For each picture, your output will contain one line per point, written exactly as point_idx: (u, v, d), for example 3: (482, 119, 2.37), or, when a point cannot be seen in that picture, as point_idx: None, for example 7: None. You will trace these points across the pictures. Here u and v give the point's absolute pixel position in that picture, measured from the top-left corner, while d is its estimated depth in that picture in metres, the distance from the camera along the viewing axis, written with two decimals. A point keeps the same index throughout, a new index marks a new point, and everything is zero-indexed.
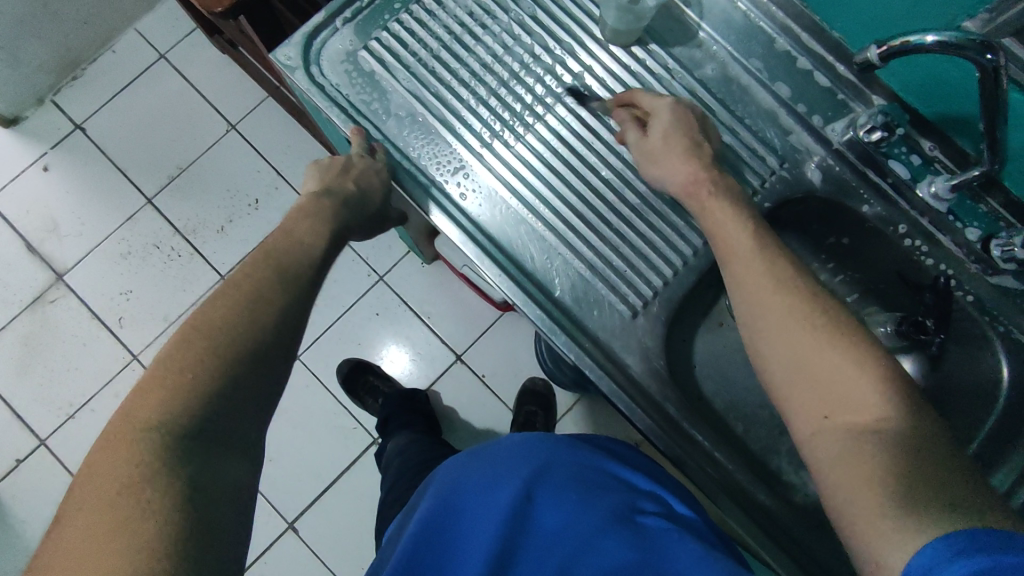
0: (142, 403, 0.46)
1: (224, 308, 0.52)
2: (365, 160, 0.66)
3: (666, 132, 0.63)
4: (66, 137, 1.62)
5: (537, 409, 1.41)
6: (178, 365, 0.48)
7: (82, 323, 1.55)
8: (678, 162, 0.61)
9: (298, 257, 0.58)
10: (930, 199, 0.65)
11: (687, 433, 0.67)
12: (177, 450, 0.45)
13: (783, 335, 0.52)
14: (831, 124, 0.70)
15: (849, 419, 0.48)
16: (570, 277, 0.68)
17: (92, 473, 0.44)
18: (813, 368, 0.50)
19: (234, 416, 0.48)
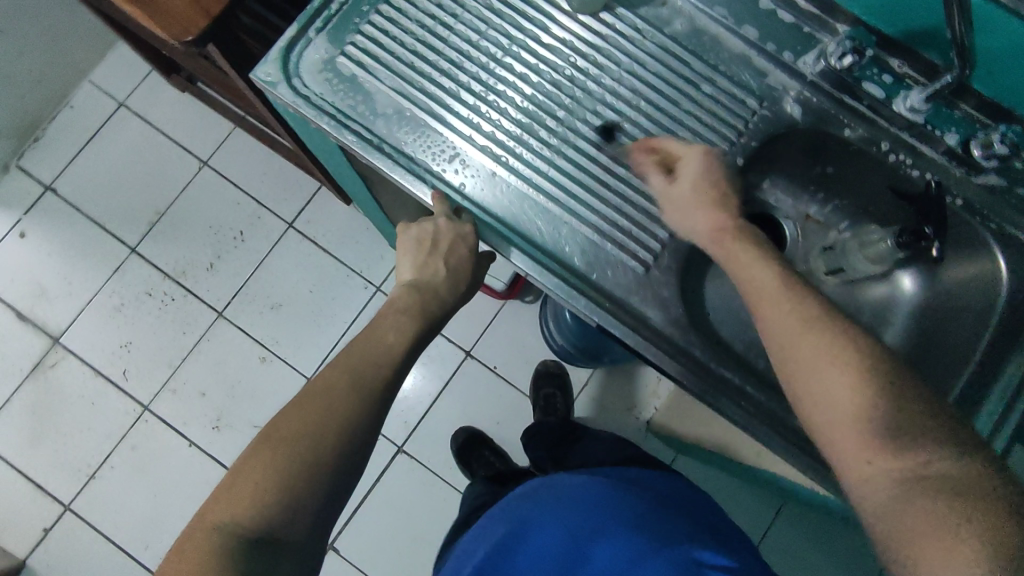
0: (222, 501, 0.54)
1: (303, 417, 0.57)
2: (451, 228, 0.69)
3: (695, 184, 0.66)
4: (37, 200, 1.60)
5: (556, 391, 1.44)
6: (253, 473, 0.55)
7: (86, 382, 1.53)
8: (705, 213, 0.65)
9: (368, 352, 0.63)
10: (908, 114, 0.69)
11: (716, 373, 0.69)
12: (239, 548, 0.51)
13: (818, 385, 0.54)
14: (802, 57, 0.72)
15: (889, 460, 0.51)
16: (580, 244, 0.70)
17: (173, 560, 0.52)
18: (851, 410, 0.52)
19: (290, 524, 0.54)
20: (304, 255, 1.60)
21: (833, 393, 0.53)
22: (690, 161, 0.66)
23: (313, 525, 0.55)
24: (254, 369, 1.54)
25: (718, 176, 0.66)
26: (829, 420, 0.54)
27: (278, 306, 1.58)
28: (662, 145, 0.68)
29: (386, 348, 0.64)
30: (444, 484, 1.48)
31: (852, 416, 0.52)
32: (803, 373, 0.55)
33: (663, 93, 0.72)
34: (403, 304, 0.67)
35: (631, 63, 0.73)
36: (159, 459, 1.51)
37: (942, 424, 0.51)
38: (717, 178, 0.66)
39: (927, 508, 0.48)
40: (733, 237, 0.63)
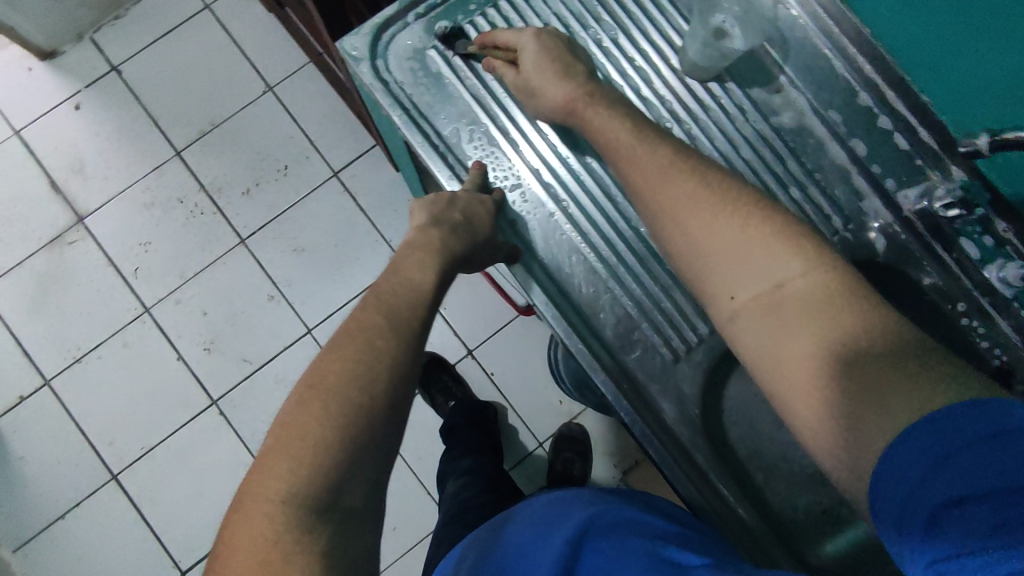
0: (263, 470, 0.45)
1: (348, 360, 0.51)
2: (472, 194, 0.65)
3: (536, 63, 0.62)
4: (100, 77, 1.59)
5: (575, 455, 1.44)
6: (304, 431, 0.46)
7: (97, 268, 1.54)
8: (554, 88, 0.61)
9: (402, 290, 0.57)
10: (997, 283, 0.64)
11: (714, 486, 0.66)
12: (317, 514, 0.44)
13: (703, 246, 0.51)
14: (904, 189, 0.67)
15: (769, 306, 0.47)
16: (616, 312, 0.66)
17: (224, 550, 0.43)
18: (728, 262, 0.50)
19: (360, 476, 0.47)
20: (340, 208, 1.58)
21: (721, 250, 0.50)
22: (524, 45, 0.63)
23: (372, 485, 0.48)
24: (260, 304, 1.54)
25: (558, 50, 0.62)
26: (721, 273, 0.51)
27: (300, 251, 1.56)
28: (501, 41, 0.65)
29: (415, 285, 0.58)
30: (410, 473, 1.47)
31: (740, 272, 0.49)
32: (678, 223, 0.53)
33: (748, 184, 0.68)
34: (418, 241, 0.62)
35: (724, 142, 0.69)
36: (146, 363, 1.51)
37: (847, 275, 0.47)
38: (558, 51, 0.62)
39: (809, 347, 0.44)
40: (582, 105, 0.60)
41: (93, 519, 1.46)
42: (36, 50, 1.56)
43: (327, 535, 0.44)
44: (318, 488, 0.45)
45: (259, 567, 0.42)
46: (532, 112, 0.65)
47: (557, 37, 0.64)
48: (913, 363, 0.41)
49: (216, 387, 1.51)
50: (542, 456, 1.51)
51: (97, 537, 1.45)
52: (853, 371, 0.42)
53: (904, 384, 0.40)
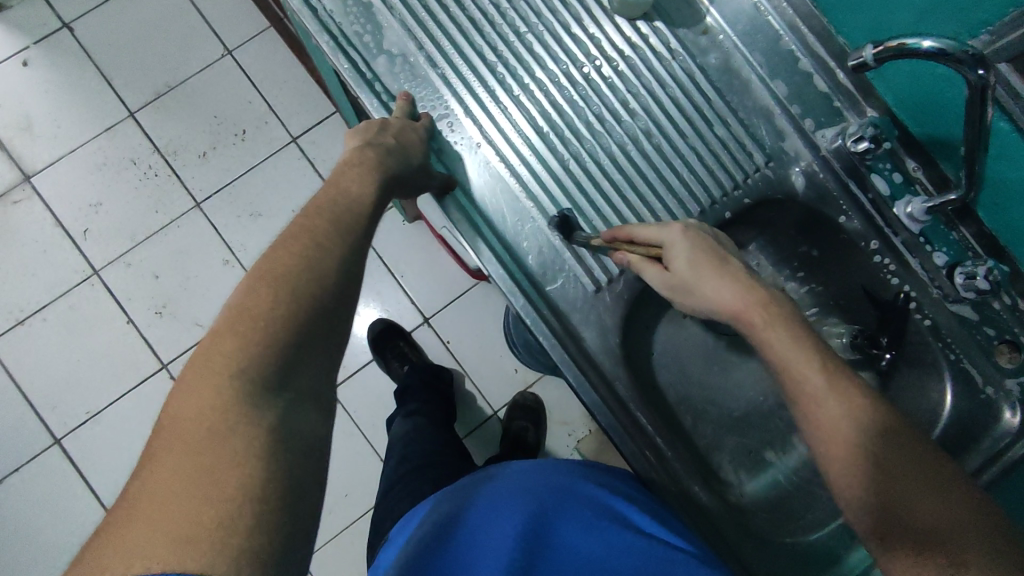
0: (215, 347, 0.44)
1: (292, 255, 0.49)
2: (403, 121, 0.64)
3: (688, 258, 0.57)
4: (52, 34, 1.55)
5: (528, 424, 1.45)
6: (250, 319, 0.45)
7: (45, 229, 1.50)
8: (719, 293, 0.56)
9: (348, 199, 0.55)
10: (905, 219, 0.65)
11: (633, 416, 0.68)
12: (260, 392, 0.43)
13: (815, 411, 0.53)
14: (822, 130, 0.69)
15: (859, 472, 0.51)
16: (540, 243, 0.67)
17: (165, 426, 0.41)
18: (826, 427, 0.52)
19: (304, 364, 0.46)
20: (298, 174, 1.57)
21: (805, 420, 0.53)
22: (672, 241, 0.58)
23: (316, 376, 0.47)
24: (214, 269, 1.52)
25: (711, 244, 0.58)
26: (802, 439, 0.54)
27: (257, 216, 1.55)
28: (631, 233, 0.61)
29: (356, 196, 0.56)
30: (363, 439, 1.46)
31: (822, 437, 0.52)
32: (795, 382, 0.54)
33: (674, 121, 0.69)
34: (355, 160, 0.58)
35: (651, 80, 0.70)
36: (94, 326, 1.49)
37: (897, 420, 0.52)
38: (712, 248, 0.57)
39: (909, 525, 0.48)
40: (758, 316, 0.56)
41: (36, 482, 1.43)
42: None
43: (274, 410, 0.43)
44: (268, 368, 0.44)
45: (204, 436, 0.40)
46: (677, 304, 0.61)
47: (699, 231, 0.59)
48: (972, 526, 0.47)
49: (167, 351, 1.49)
50: (497, 425, 1.52)
51: (37, 501, 1.42)
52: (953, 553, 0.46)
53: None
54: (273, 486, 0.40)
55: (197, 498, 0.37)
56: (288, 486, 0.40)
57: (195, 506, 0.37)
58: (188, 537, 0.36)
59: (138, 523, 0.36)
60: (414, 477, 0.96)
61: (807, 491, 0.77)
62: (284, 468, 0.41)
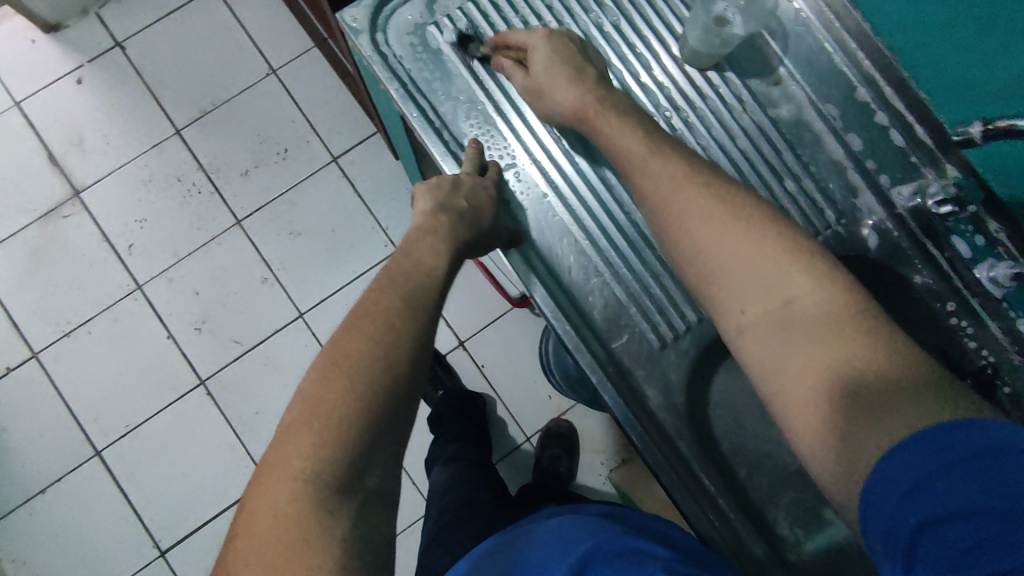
0: (295, 435, 0.45)
1: (367, 331, 0.51)
2: (474, 178, 0.64)
3: (546, 61, 0.62)
4: (104, 52, 1.59)
5: (561, 452, 1.46)
6: (329, 406, 0.46)
7: (91, 243, 1.53)
8: (564, 92, 0.61)
9: (418, 273, 0.57)
10: (987, 283, 0.64)
11: (697, 476, 0.65)
12: (341, 485, 0.44)
13: (730, 271, 0.50)
14: (898, 186, 0.67)
15: (785, 325, 0.46)
16: (605, 298, 0.66)
17: (244, 526, 0.43)
18: (747, 279, 0.49)
19: (381, 448, 0.47)
20: (338, 193, 1.57)
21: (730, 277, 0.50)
22: (535, 45, 0.63)
23: (392, 459, 0.48)
24: (253, 286, 1.53)
25: (571, 51, 0.62)
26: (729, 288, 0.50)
27: (296, 235, 1.56)
28: (512, 42, 0.65)
29: (428, 269, 0.58)
30: None
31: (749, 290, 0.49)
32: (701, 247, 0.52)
33: (744, 174, 0.68)
34: (427, 226, 0.60)
35: (721, 131, 0.68)
36: (135, 340, 1.51)
37: (864, 298, 0.46)
38: (569, 53, 0.62)
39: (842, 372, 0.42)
40: (593, 111, 0.60)
41: (75, 493, 1.45)
42: (40, 23, 1.55)
43: (350, 512, 0.44)
44: (342, 465, 0.45)
45: (279, 542, 0.42)
46: (541, 114, 0.65)
47: (568, 41, 0.64)
48: (928, 395, 0.39)
49: (205, 367, 1.50)
50: (529, 451, 1.51)
51: (75, 512, 1.44)
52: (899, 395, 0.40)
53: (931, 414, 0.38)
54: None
55: None
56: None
57: None
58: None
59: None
60: (458, 524, 0.96)
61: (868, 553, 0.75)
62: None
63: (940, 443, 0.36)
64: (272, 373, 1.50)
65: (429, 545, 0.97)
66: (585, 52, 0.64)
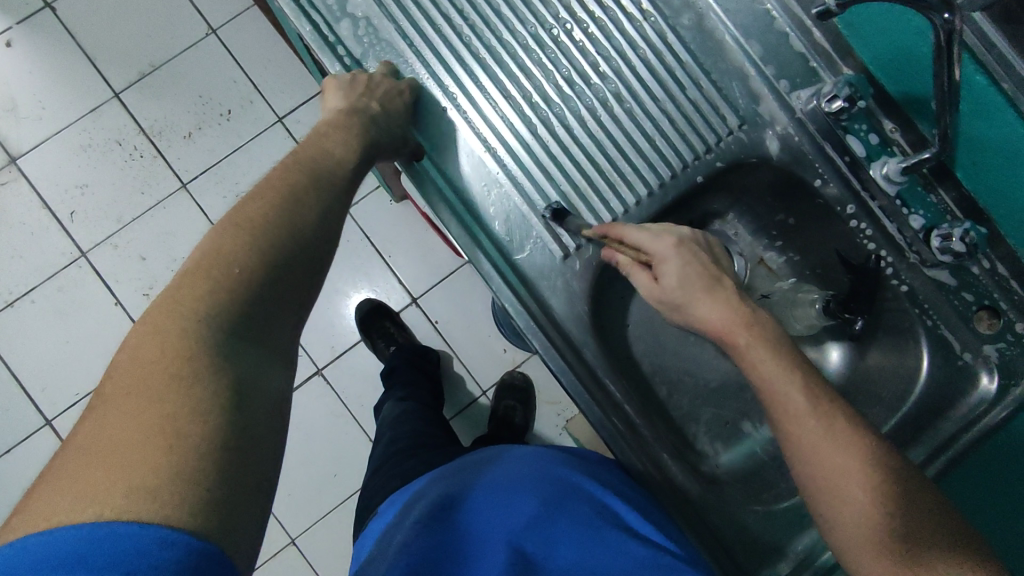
0: (184, 289, 0.44)
1: (268, 205, 0.50)
2: (388, 81, 0.63)
3: (680, 276, 0.59)
4: (32, 13, 1.53)
5: (516, 403, 1.46)
6: (224, 265, 0.45)
7: (31, 211, 1.50)
8: (709, 308, 0.59)
9: (329, 159, 0.57)
10: (881, 180, 0.64)
11: (604, 387, 0.67)
12: (232, 337, 0.43)
13: (818, 453, 0.55)
14: (797, 90, 0.67)
15: (856, 519, 0.54)
16: (506, 209, 0.66)
17: (125, 363, 0.41)
18: (827, 474, 0.55)
19: (275, 314, 0.47)
20: (285, 155, 1.55)
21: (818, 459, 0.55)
22: (663, 255, 0.59)
23: (284, 331, 0.48)
24: None
25: (702, 261, 0.60)
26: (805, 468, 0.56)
27: (243, 197, 1.54)
28: (628, 238, 0.61)
29: (337, 158, 0.58)
30: (351, 418, 1.46)
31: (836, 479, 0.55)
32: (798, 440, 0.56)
33: (645, 84, 0.68)
34: (341, 122, 0.59)
35: (622, 42, 0.68)
36: (82, 307, 1.49)
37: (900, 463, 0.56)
38: (703, 264, 0.59)
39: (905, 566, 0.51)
40: (743, 339, 0.58)
41: (27, 462, 1.44)
42: None
43: None
44: (235, 320, 0.44)
45: (166, 374, 0.40)
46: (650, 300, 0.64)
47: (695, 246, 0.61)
48: None
49: None
50: (485, 405, 1.52)
51: (28, 481, 1.43)
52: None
53: None
54: (228, 439, 0.39)
55: (153, 451, 0.36)
56: (243, 439, 0.40)
57: (148, 454, 0.36)
58: (139, 486, 0.35)
59: (96, 462, 0.36)
60: (396, 459, 0.95)
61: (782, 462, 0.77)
62: (241, 419, 0.40)
63: None
64: None
65: (377, 469, 0.97)
66: (712, 253, 0.63)
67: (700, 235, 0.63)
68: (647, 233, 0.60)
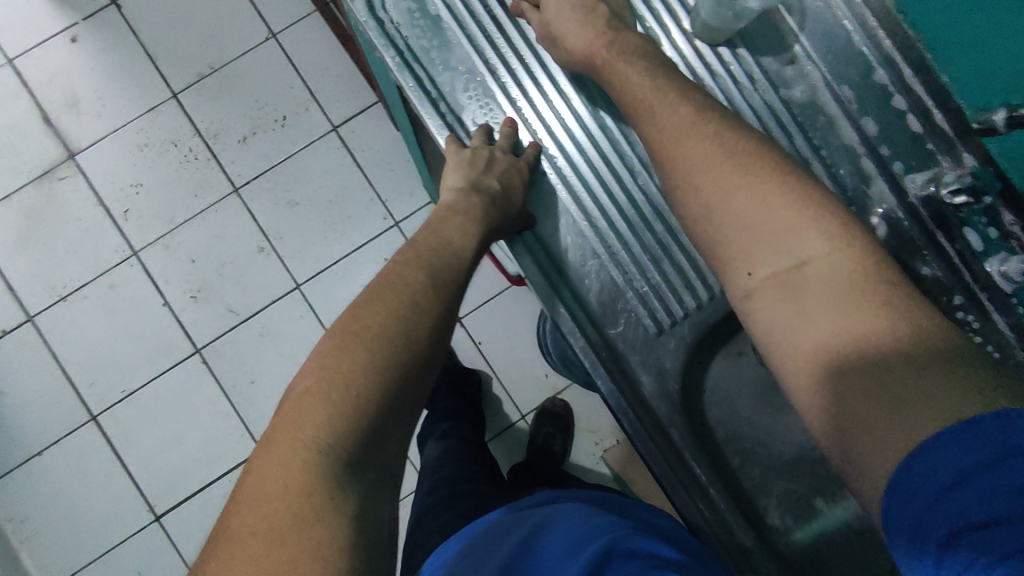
0: (307, 413, 0.44)
1: (386, 311, 0.51)
2: (508, 157, 0.62)
3: (565, 2, 0.61)
4: (98, 10, 1.53)
5: (556, 431, 1.45)
6: (340, 388, 0.45)
7: (87, 208, 1.51)
8: (578, 37, 0.60)
9: (442, 250, 0.58)
10: (997, 276, 0.61)
11: (687, 464, 0.64)
12: (348, 469, 0.43)
13: (742, 219, 0.48)
14: (912, 174, 0.65)
15: (791, 290, 0.45)
16: (602, 281, 0.64)
17: (248, 489, 0.42)
18: (757, 241, 0.47)
19: (386, 436, 0.46)
20: (337, 163, 1.54)
21: (761, 240, 0.47)
22: None
23: (397, 440, 0.48)
24: (250, 256, 1.52)
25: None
26: (746, 244, 0.48)
27: (294, 205, 1.53)
28: None
29: (455, 248, 0.59)
30: None
31: (782, 264, 0.46)
32: (719, 206, 0.49)
33: None
34: (460, 207, 0.61)
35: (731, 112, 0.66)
36: (131, 306, 1.50)
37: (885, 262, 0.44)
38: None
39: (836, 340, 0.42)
40: (602, 59, 0.59)
41: (71, 458, 1.46)
42: None
43: (357, 494, 0.42)
44: (353, 443, 0.44)
45: (280, 512, 0.40)
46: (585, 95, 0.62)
47: None
48: (956, 373, 0.37)
49: (201, 336, 1.49)
50: (523, 430, 1.51)
51: (71, 475, 1.45)
52: (913, 372, 0.38)
53: (952, 394, 0.36)
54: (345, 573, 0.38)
55: None
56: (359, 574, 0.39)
57: None
58: None
59: None
60: (446, 505, 0.94)
61: (856, 543, 0.75)
62: (359, 553, 0.40)
63: (977, 434, 0.34)
64: (267, 343, 1.50)
65: (418, 522, 0.97)
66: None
67: None
68: None
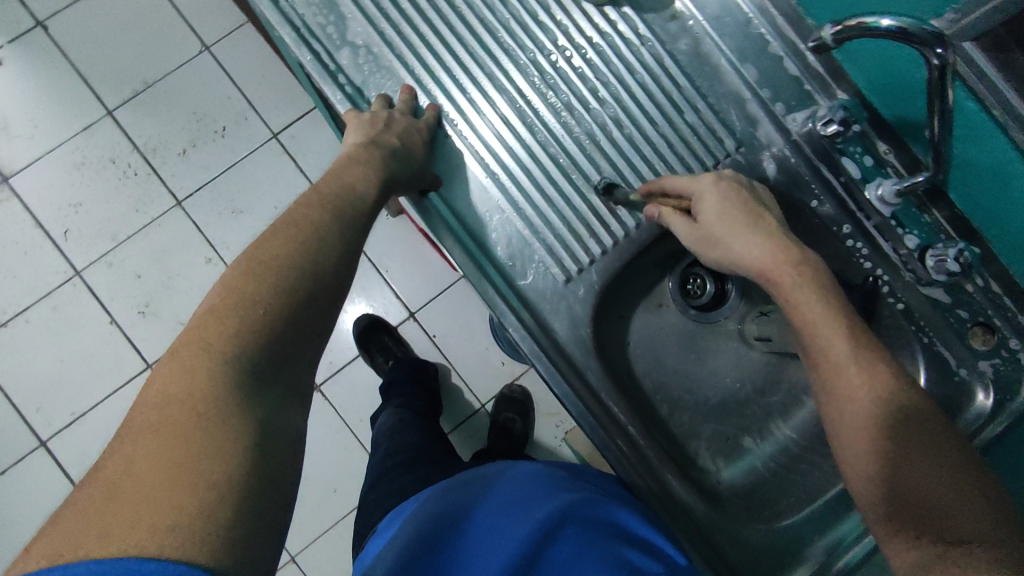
0: (210, 329, 0.44)
1: (291, 240, 0.51)
2: (407, 118, 0.64)
3: (720, 211, 0.59)
4: (26, 32, 1.53)
5: (516, 416, 1.46)
6: (241, 309, 0.45)
7: (25, 231, 1.49)
8: (746, 245, 0.58)
9: (344, 194, 0.57)
10: (876, 202, 0.65)
11: (605, 406, 0.68)
12: (250, 384, 0.43)
13: (831, 374, 0.55)
14: (793, 113, 0.68)
15: (870, 444, 0.53)
16: (509, 233, 0.66)
17: (151, 399, 0.41)
18: (840, 392, 0.54)
19: (290, 359, 0.47)
20: (280, 169, 1.55)
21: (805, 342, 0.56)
22: (704, 195, 0.60)
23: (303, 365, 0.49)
24: (197, 267, 1.51)
25: (743, 200, 0.60)
26: (834, 398, 0.55)
27: (238, 213, 1.53)
28: (666, 185, 0.63)
29: (359, 193, 0.58)
30: (350, 434, 1.46)
31: (864, 418, 0.53)
32: (814, 364, 0.56)
33: (645, 110, 0.69)
34: (359, 156, 0.59)
35: (620, 67, 0.69)
36: (76, 326, 1.48)
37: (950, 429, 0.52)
38: (743, 201, 0.59)
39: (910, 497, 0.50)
40: (787, 279, 0.57)
41: (21, 485, 1.42)
42: None
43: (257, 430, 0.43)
44: (255, 360, 0.45)
45: (184, 417, 0.40)
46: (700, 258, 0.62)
47: (736, 187, 0.61)
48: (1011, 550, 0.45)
49: (151, 351, 1.48)
50: (484, 418, 1.52)
51: (23, 502, 1.42)
52: (970, 538, 0.47)
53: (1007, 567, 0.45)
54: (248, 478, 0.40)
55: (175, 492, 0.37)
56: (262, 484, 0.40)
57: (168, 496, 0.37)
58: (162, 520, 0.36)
59: (119, 500, 0.36)
60: (401, 470, 0.95)
61: (783, 477, 0.77)
62: (260, 467, 0.41)
63: None
64: None
65: (373, 484, 0.97)
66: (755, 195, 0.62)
67: (744, 181, 0.63)
68: (686, 177, 0.62)
